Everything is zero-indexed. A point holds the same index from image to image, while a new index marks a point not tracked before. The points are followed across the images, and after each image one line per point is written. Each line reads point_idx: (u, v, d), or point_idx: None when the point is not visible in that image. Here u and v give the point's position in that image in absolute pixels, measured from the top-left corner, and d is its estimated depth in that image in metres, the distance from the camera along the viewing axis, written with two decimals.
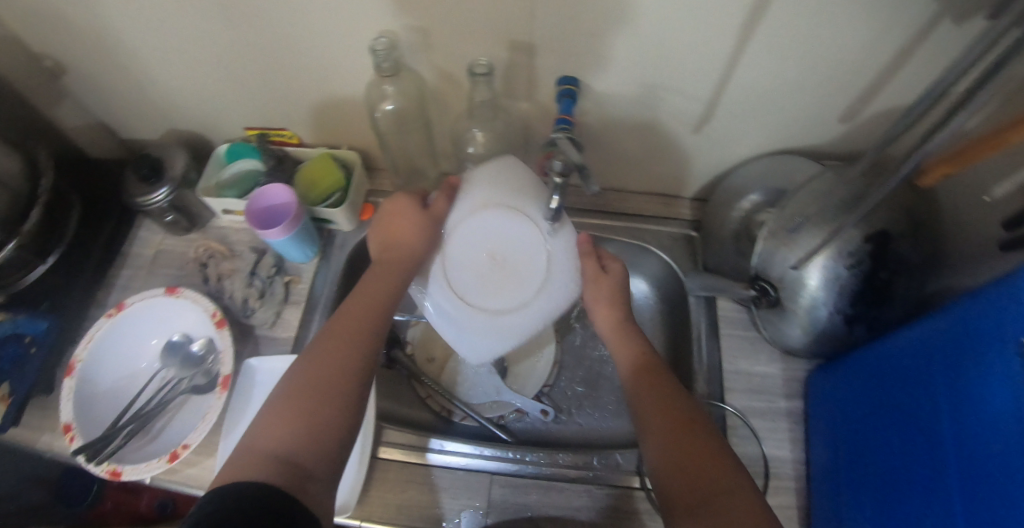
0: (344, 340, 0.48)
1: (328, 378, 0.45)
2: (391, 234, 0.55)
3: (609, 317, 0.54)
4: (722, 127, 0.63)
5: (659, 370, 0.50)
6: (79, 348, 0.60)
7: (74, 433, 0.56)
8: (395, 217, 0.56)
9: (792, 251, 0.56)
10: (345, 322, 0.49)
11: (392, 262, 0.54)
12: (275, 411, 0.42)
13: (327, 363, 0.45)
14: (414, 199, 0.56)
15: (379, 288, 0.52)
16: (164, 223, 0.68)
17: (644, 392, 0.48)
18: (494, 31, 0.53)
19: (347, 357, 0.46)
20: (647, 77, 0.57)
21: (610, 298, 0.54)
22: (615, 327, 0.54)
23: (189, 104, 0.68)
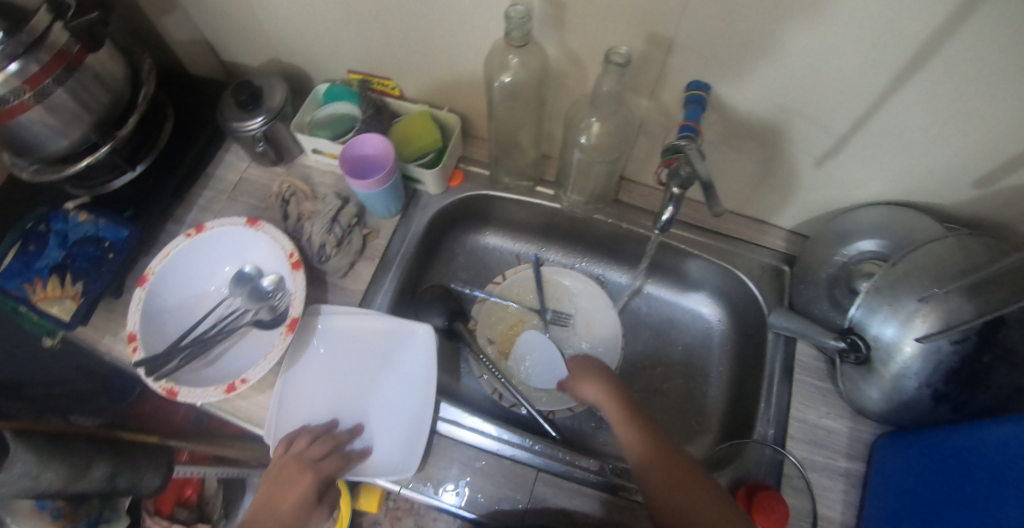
0: (270, 515, 0.49)
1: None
2: (271, 495, 0.50)
3: (599, 392, 0.57)
4: (846, 166, 0.59)
5: (654, 431, 0.52)
6: (155, 261, 0.60)
7: (138, 344, 0.56)
8: (279, 485, 0.50)
9: (895, 315, 0.53)
10: (261, 516, 0.49)
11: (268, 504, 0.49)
12: None
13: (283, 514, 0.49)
14: (304, 490, 0.50)
15: (273, 514, 0.49)
16: (253, 151, 0.67)
17: (641, 451, 0.51)
18: (639, 20, 0.50)
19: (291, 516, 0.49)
20: (784, 97, 0.54)
21: (593, 370, 0.59)
22: (604, 396, 0.57)
23: (299, 38, 0.67)
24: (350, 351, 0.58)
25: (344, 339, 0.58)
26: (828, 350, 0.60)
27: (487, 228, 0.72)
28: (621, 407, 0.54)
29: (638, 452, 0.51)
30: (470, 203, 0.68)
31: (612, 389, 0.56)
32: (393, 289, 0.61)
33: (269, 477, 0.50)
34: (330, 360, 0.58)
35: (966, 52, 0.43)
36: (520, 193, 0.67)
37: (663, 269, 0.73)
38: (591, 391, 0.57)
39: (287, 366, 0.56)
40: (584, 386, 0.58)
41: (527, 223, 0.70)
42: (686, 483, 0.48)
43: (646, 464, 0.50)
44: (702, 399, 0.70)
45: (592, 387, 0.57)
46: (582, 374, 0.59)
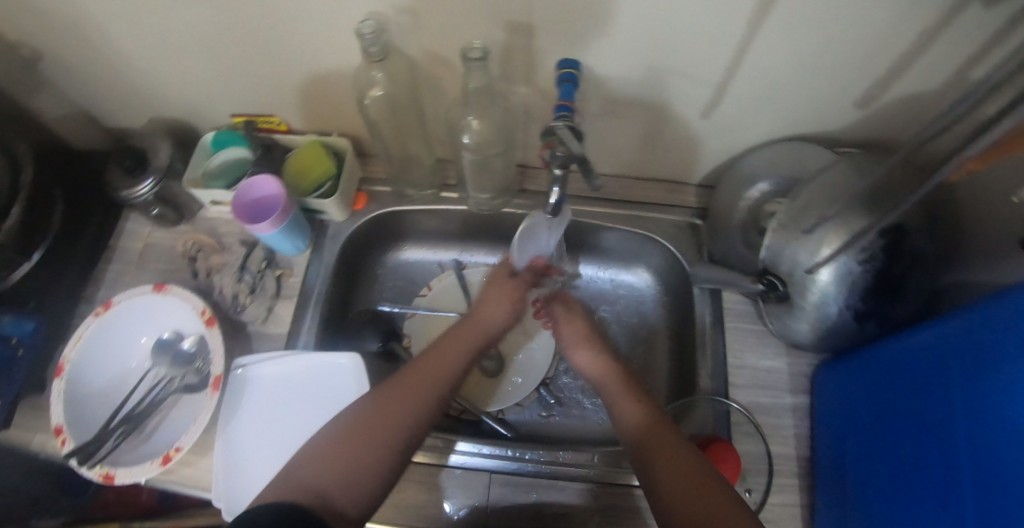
0: (427, 379, 0.49)
1: (385, 422, 0.45)
2: (484, 315, 0.57)
3: (593, 359, 0.56)
4: (731, 113, 0.59)
5: (646, 396, 0.50)
6: (68, 348, 0.58)
7: (65, 436, 0.55)
8: (389, 395, 0.47)
9: (803, 245, 0.54)
10: (420, 372, 0.49)
11: (411, 380, 0.49)
12: (338, 448, 0.43)
13: (410, 409, 0.46)
14: (515, 302, 0.59)
15: (446, 358, 0.51)
16: (150, 216, 0.66)
17: (626, 400, 0.50)
18: (489, 12, 0.50)
19: (421, 413, 0.47)
20: (651, 59, 0.54)
21: (580, 336, 0.58)
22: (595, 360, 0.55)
23: (174, 92, 0.66)
24: (282, 400, 0.58)
25: (273, 386, 0.58)
26: (751, 294, 0.61)
27: (405, 243, 0.71)
28: (588, 341, 0.57)
29: (620, 393, 0.51)
30: (379, 222, 0.67)
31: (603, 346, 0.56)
32: (316, 325, 0.61)
33: (452, 331, 0.54)
34: (264, 411, 0.57)
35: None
36: (426, 202, 0.66)
37: (586, 246, 0.74)
38: (583, 357, 0.56)
39: (224, 424, 0.56)
40: (580, 352, 0.57)
41: (443, 230, 0.69)
42: (664, 433, 0.46)
43: (627, 409, 0.49)
44: (649, 365, 0.70)
45: (586, 354, 0.56)
46: (562, 319, 0.60)
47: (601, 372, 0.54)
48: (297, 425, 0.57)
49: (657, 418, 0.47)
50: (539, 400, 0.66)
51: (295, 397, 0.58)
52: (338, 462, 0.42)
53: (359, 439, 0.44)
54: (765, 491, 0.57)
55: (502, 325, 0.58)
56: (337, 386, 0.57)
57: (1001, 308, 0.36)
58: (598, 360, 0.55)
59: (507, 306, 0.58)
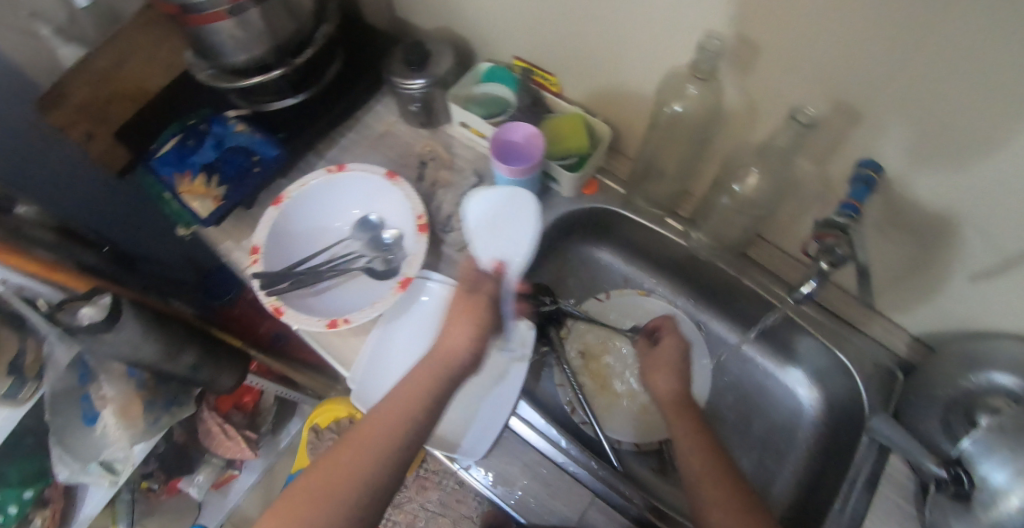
0: (404, 403, 0.47)
1: (344, 473, 0.44)
2: (454, 349, 0.49)
3: (668, 386, 0.54)
4: (1005, 290, 0.53)
5: (722, 457, 0.47)
6: (293, 186, 0.63)
7: (259, 257, 0.60)
8: (347, 449, 0.45)
9: (1013, 460, 0.48)
10: (381, 416, 0.47)
11: (370, 429, 0.46)
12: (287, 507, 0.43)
13: (361, 457, 0.45)
14: (475, 323, 0.51)
15: (408, 399, 0.47)
16: (406, 109, 0.70)
17: (691, 447, 0.48)
18: (828, 83, 0.47)
19: (375, 462, 0.45)
20: (962, 202, 0.49)
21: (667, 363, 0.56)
22: (671, 389, 0.53)
23: (470, 17, 0.69)
24: (441, 326, 0.60)
25: (441, 311, 0.60)
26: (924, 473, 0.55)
27: (604, 245, 0.73)
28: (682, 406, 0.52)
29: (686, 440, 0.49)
30: (599, 216, 0.68)
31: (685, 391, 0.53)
32: (503, 278, 0.62)
33: (415, 368, 0.49)
34: (425, 327, 0.60)
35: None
36: (649, 219, 0.66)
37: (776, 340, 0.72)
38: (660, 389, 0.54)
39: (388, 317, 0.59)
40: (658, 378, 0.55)
41: (645, 251, 0.70)
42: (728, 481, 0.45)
43: (693, 454, 0.48)
44: (771, 473, 0.68)
45: (665, 381, 0.54)
46: (659, 357, 0.56)
47: (671, 409, 0.52)
48: None
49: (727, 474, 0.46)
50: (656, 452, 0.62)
51: None
52: (320, 499, 0.43)
53: (337, 474, 0.44)
54: None
55: (479, 342, 0.50)
56: (499, 343, 0.59)
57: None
58: (672, 388, 0.54)
59: (468, 332, 0.50)
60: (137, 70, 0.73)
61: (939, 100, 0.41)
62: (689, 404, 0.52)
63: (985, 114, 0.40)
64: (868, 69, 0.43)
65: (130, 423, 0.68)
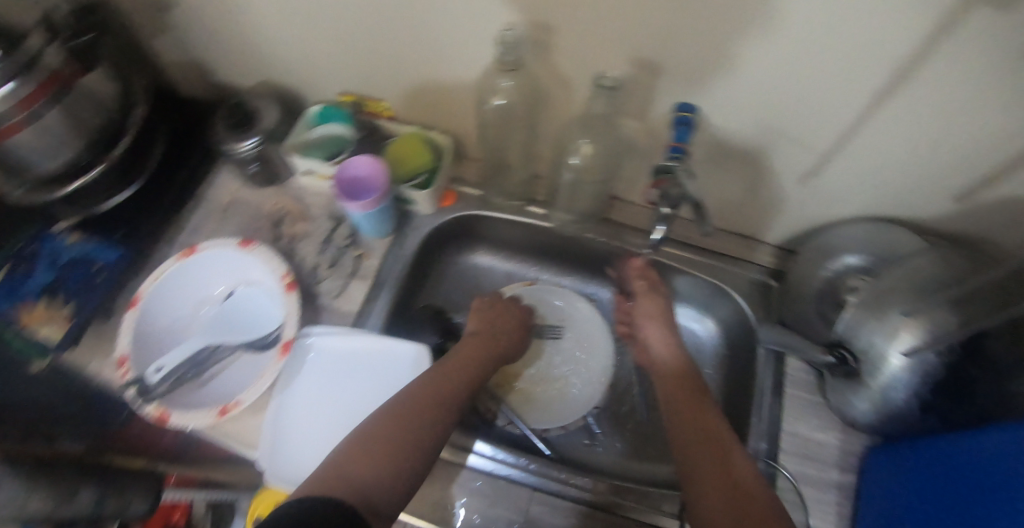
0: (442, 390, 0.51)
1: (397, 442, 0.44)
2: (478, 355, 0.58)
3: (663, 337, 0.61)
4: (827, 184, 0.60)
5: (693, 389, 0.56)
6: (146, 283, 0.60)
7: (128, 367, 0.56)
8: (395, 425, 0.45)
9: (881, 327, 0.55)
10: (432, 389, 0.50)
11: (428, 402, 0.49)
12: (363, 451, 0.42)
13: (433, 423, 0.47)
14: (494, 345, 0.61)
15: (449, 384, 0.52)
16: (244, 173, 0.69)
17: (680, 403, 0.55)
18: (626, 45, 0.51)
19: (428, 429, 0.47)
20: (767, 119, 0.56)
21: (655, 310, 0.63)
22: (664, 338, 0.61)
23: (291, 62, 0.68)
24: (342, 375, 0.58)
25: (335, 362, 0.59)
26: (817, 364, 0.61)
27: (478, 247, 0.72)
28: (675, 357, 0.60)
29: (679, 397, 0.55)
30: (462, 222, 0.68)
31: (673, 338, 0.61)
32: (387, 310, 0.62)
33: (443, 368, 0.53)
34: (320, 383, 0.58)
35: (942, 70, 0.44)
36: (511, 212, 0.68)
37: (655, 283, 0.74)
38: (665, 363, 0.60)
39: (281, 385, 0.58)
40: (653, 329, 0.62)
41: (519, 241, 0.71)
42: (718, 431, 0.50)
43: (681, 408, 0.54)
44: None
45: (655, 330, 0.62)
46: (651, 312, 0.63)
47: (666, 359, 0.60)
48: (350, 405, 0.57)
49: (710, 431, 0.50)
50: (584, 427, 0.65)
51: (352, 378, 0.58)
52: (373, 456, 0.42)
53: (393, 442, 0.44)
54: None
55: (510, 348, 0.62)
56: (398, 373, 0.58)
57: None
58: (666, 341, 0.61)
59: (489, 354, 0.58)
60: None
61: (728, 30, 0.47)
62: (684, 361, 0.60)
63: (771, 37, 0.46)
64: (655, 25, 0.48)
65: None
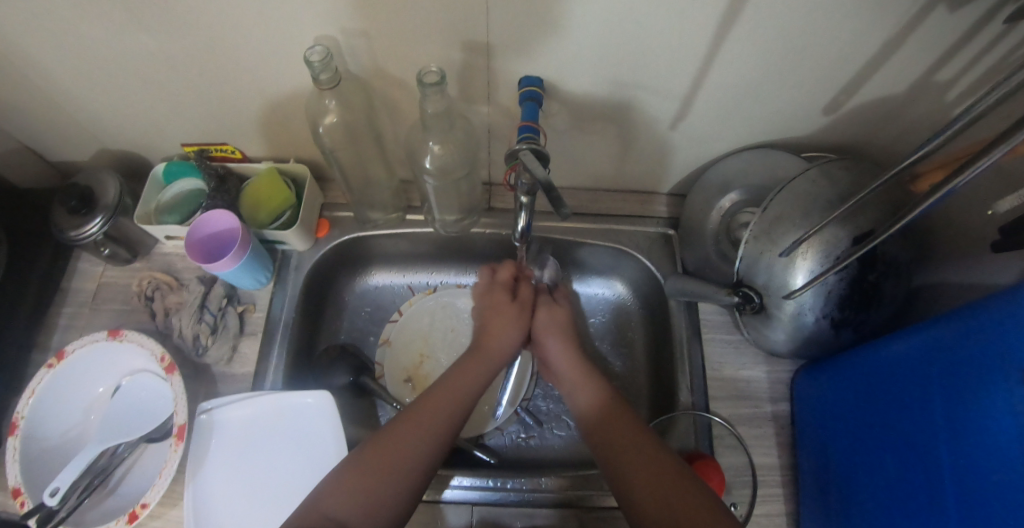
0: (455, 389, 0.50)
1: (395, 457, 0.44)
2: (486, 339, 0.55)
3: (560, 349, 0.57)
4: (701, 124, 0.58)
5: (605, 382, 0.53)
6: (20, 403, 0.55)
7: (23, 498, 0.52)
8: (398, 443, 0.45)
9: (776, 258, 0.53)
10: (448, 389, 0.50)
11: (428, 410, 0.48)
12: (354, 475, 0.43)
13: (431, 438, 0.46)
14: (521, 317, 0.58)
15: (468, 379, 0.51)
16: (101, 256, 0.63)
17: (610, 426, 0.48)
18: (445, 30, 0.47)
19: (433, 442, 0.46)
20: (617, 75, 0.52)
21: (552, 325, 0.58)
22: (562, 350, 0.57)
23: (118, 125, 0.62)
24: (249, 444, 0.55)
25: (244, 431, 0.56)
26: (727, 306, 0.60)
27: (372, 267, 0.70)
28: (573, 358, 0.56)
29: (613, 420, 0.49)
30: (345, 248, 0.65)
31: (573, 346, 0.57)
32: (283, 362, 0.59)
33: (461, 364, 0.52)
34: (233, 458, 0.55)
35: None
36: (391, 226, 0.65)
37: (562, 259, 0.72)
38: (588, 401, 0.52)
39: (192, 473, 0.54)
40: (548, 343, 0.57)
41: (411, 252, 0.68)
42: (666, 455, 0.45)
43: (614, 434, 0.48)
44: (630, 375, 0.70)
45: (556, 344, 0.57)
46: (545, 326, 0.58)
47: (562, 368, 0.56)
48: (272, 470, 0.55)
49: (657, 459, 0.44)
50: (518, 421, 0.65)
51: (266, 443, 0.56)
52: (377, 472, 0.43)
53: (395, 458, 0.44)
54: (750, 503, 0.57)
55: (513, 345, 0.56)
56: (314, 423, 0.56)
57: (981, 320, 0.36)
58: (562, 349, 0.57)
59: (516, 324, 0.57)
60: None
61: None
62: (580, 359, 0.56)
63: None
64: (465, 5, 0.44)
65: None
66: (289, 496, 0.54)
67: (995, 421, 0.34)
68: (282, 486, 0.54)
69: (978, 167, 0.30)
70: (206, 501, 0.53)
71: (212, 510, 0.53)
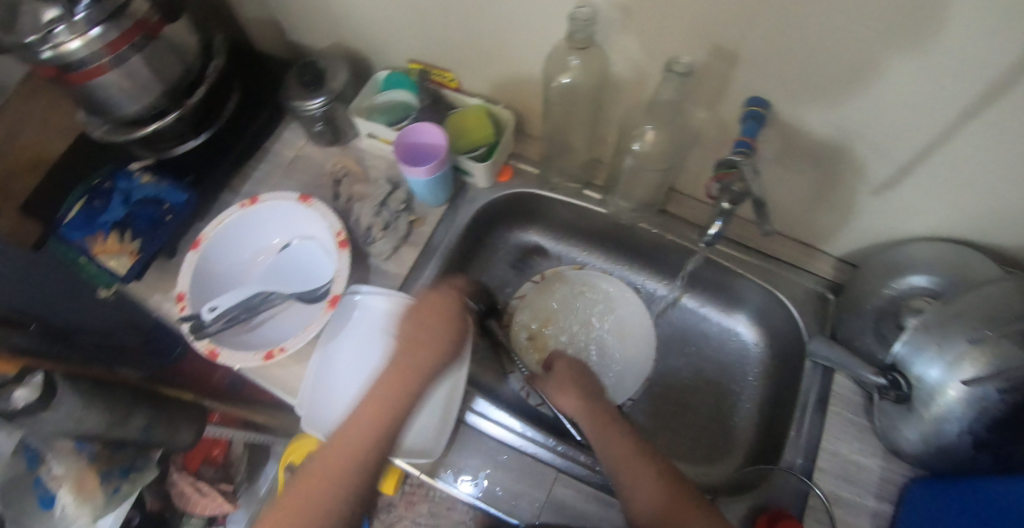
0: (376, 421, 0.48)
1: (320, 488, 0.46)
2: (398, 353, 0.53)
3: (578, 401, 0.55)
4: (906, 198, 0.58)
5: (665, 471, 0.48)
6: (209, 227, 0.62)
7: (185, 304, 0.58)
8: (309, 486, 0.46)
9: (942, 354, 0.51)
10: (345, 439, 0.48)
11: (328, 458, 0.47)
12: (279, 513, 0.45)
13: (331, 484, 0.46)
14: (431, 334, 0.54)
15: (370, 425, 0.48)
16: (311, 130, 0.69)
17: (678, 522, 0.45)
18: (705, 30, 0.50)
19: (351, 484, 0.46)
20: (846, 123, 0.53)
21: (564, 385, 0.56)
22: (580, 404, 0.54)
23: (363, 27, 0.70)
24: (380, 337, 0.60)
25: (383, 323, 0.60)
26: (867, 385, 0.59)
27: (532, 226, 0.74)
28: (608, 418, 0.52)
29: (679, 511, 0.45)
30: (518, 199, 0.69)
31: (595, 395, 0.55)
32: (433, 277, 0.63)
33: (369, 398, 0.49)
34: (365, 341, 0.60)
35: None
36: (566, 194, 0.69)
37: (716, 285, 0.73)
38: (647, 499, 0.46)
39: (327, 339, 0.59)
40: (568, 399, 0.56)
41: (573, 223, 0.72)
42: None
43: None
44: (734, 408, 0.71)
45: (574, 398, 0.55)
46: (563, 380, 0.57)
47: (583, 418, 0.54)
48: None
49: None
50: None
51: (397, 340, 0.60)
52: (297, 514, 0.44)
53: (312, 497, 0.45)
54: None
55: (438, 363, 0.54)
56: None
57: None
58: (578, 404, 0.55)
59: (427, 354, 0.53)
60: (34, 135, 0.70)
61: (813, 22, 0.44)
62: (612, 413, 0.53)
63: (858, 38, 0.44)
64: (737, 11, 0.46)
65: (87, 498, 0.66)
66: None
67: None
68: None
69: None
70: (331, 370, 0.58)
71: (335, 378, 0.58)
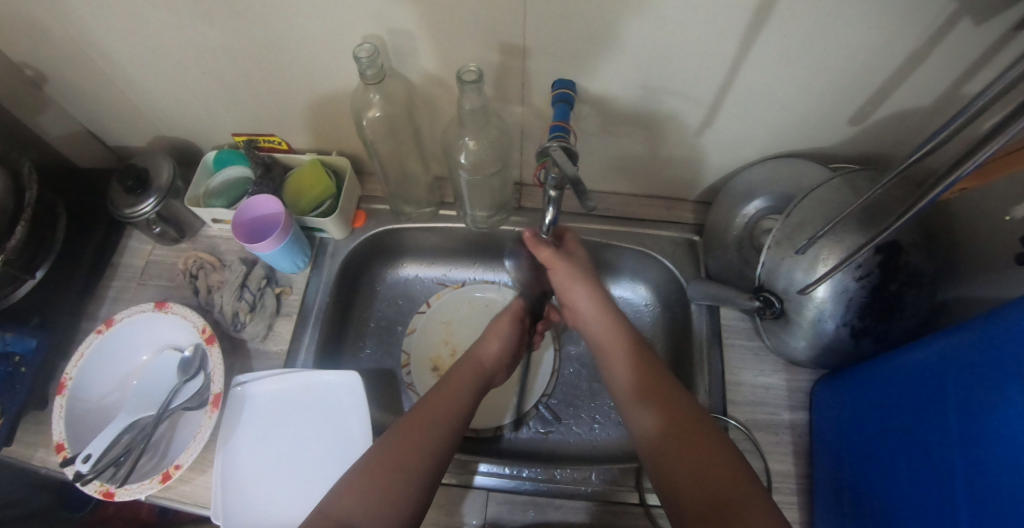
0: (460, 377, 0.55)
1: (405, 453, 0.46)
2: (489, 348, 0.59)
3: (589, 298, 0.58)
4: (727, 130, 0.60)
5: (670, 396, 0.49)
6: (69, 365, 0.59)
7: (66, 452, 0.55)
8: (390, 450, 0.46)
9: (799, 263, 0.53)
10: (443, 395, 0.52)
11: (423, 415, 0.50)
12: (377, 463, 0.45)
13: (420, 439, 0.47)
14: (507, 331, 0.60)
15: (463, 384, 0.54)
16: (152, 234, 0.67)
17: (670, 442, 0.45)
18: (485, 35, 0.51)
19: (434, 442, 0.47)
20: (645, 80, 0.55)
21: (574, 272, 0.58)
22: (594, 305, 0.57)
23: (174, 115, 0.68)
24: (282, 419, 0.58)
25: (275, 405, 0.59)
26: (748, 310, 0.61)
27: (404, 260, 0.74)
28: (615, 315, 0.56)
29: (666, 435, 0.46)
30: (380, 239, 0.70)
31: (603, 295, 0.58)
32: (315, 342, 0.63)
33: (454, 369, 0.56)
34: (260, 429, 0.58)
35: None
36: (425, 220, 0.70)
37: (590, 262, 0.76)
38: (649, 422, 0.47)
39: (223, 441, 0.56)
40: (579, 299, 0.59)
41: (442, 246, 0.73)
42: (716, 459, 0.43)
43: (673, 464, 0.44)
44: None
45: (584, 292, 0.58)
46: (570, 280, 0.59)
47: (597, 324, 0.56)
48: (300, 443, 0.58)
49: (714, 498, 0.40)
50: (537, 416, 0.67)
51: (295, 418, 0.58)
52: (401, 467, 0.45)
53: (410, 444, 0.47)
54: None
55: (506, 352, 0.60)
56: (344, 398, 0.59)
57: (997, 331, 0.37)
58: (595, 306, 0.57)
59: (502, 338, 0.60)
60: None
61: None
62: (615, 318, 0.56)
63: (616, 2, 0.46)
64: (504, 9, 0.47)
65: None
66: (318, 467, 0.56)
67: (1007, 431, 0.35)
68: (312, 456, 0.57)
69: (977, 158, 0.31)
70: (236, 471, 0.55)
71: (241, 480, 0.55)
